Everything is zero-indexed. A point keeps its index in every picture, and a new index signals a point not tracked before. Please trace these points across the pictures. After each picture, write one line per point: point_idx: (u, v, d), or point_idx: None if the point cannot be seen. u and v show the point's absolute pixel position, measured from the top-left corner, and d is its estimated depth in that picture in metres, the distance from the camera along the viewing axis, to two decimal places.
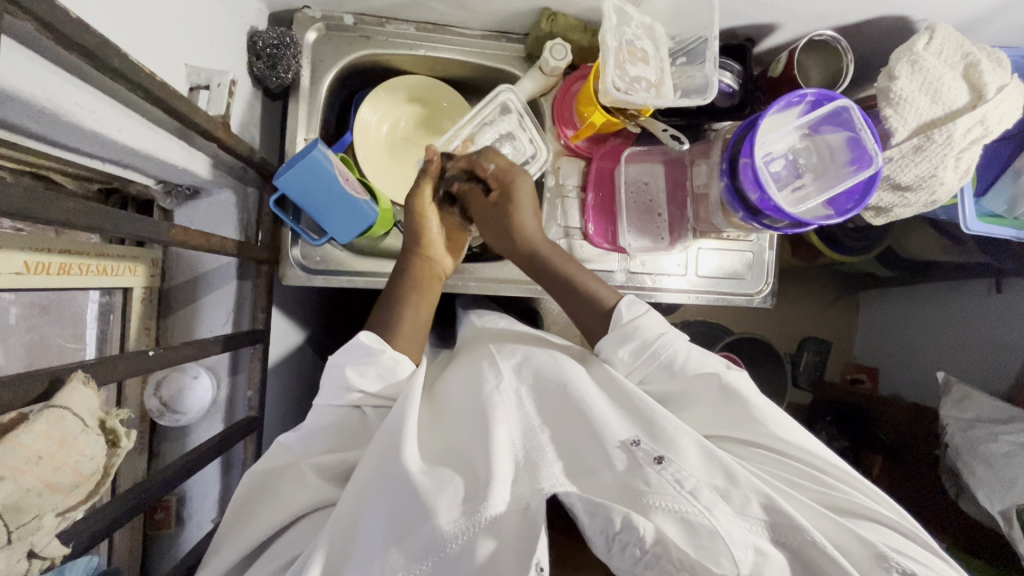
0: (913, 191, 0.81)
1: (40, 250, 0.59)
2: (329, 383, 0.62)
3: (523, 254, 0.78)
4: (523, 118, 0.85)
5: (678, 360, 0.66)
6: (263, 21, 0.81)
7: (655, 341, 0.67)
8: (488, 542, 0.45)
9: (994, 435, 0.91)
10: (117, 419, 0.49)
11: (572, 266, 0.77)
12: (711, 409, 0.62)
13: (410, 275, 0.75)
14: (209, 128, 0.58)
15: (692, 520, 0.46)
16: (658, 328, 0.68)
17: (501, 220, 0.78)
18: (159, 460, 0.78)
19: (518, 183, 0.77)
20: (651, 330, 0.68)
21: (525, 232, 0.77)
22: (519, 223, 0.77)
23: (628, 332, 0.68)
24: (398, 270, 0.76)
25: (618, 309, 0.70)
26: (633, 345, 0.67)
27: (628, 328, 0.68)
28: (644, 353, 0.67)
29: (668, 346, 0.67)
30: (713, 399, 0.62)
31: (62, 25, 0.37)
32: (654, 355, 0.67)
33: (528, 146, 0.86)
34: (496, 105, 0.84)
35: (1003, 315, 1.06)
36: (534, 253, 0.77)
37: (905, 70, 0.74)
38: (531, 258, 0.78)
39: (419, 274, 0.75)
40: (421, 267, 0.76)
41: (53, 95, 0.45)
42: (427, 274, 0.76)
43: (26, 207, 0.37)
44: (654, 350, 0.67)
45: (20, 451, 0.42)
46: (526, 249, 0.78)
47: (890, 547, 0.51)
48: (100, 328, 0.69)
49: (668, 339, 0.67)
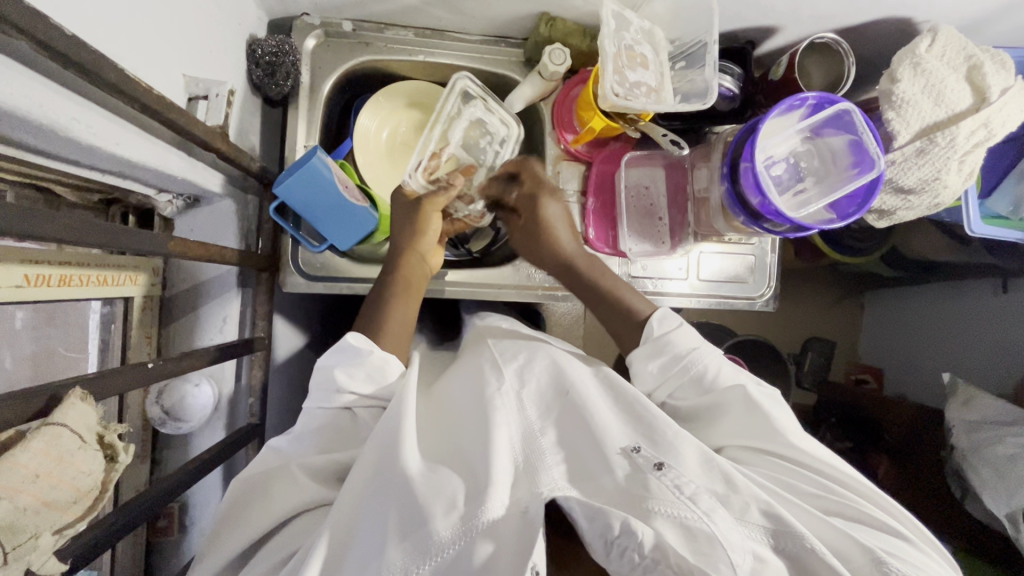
0: (917, 194, 0.81)
1: (40, 262, 0.59)
2: (319, 385, 0.62)
3: (556, 265, 0.81)
4: (487, 101, 0.82)
5: (707, 374, 0.66)
6: (261, 29, 0.81)
7: (687, 355, 0.67)
8: (486, 545, 0.45)
9: (999, 437, 0.90)
10: (116, 433, 0.50)
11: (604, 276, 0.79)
12: (734, 418, 0.62)
13: (401, 272, 0.75)
14: (207, 140, 0.59)
15: (692, 525, 0.46)
16: (691, 343, 0.68)
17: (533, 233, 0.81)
18: (161, 468, 0.78)
19: (544, 204, 0.81)
20: (685, 344, 0.68)
21: (560, 242, 0.80)
22: (553, 234, 0.80)
23: (660, 346, 0.69)
24: (390, 264, 0.76)
25: (650, 322, 0.71)
26: (664, 358, 0.68)
27: (659, 342, 0.69)
28: (675, 365, 0.68)
29: (699, 361, 0.67)
30: (738, 406, 0.62)
31: (57, 43, 0.37)
32: (686, 367, 0.67)
33: (501, 125, 0.84)
34: (456, 95, 0.81)
35: (1011, 316, 1.04)
36: (569, 264, 0.80)
37: (907, 72, 0.74)
38: (562, 268, 0.80)
39: (410, 276, 0.75)
40: (412, 270, 0.75)
41: (50, 111, 0.45)
42: (419, 275, 0.76)
43: (25, 224, 0.38)
44: (685, 363, 0.67)
45: (17, 470, 0.42)
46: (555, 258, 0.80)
47: (891, 554, 0.50)
48: (101, 337, 0.70)
49: (699, 354, 0.67)
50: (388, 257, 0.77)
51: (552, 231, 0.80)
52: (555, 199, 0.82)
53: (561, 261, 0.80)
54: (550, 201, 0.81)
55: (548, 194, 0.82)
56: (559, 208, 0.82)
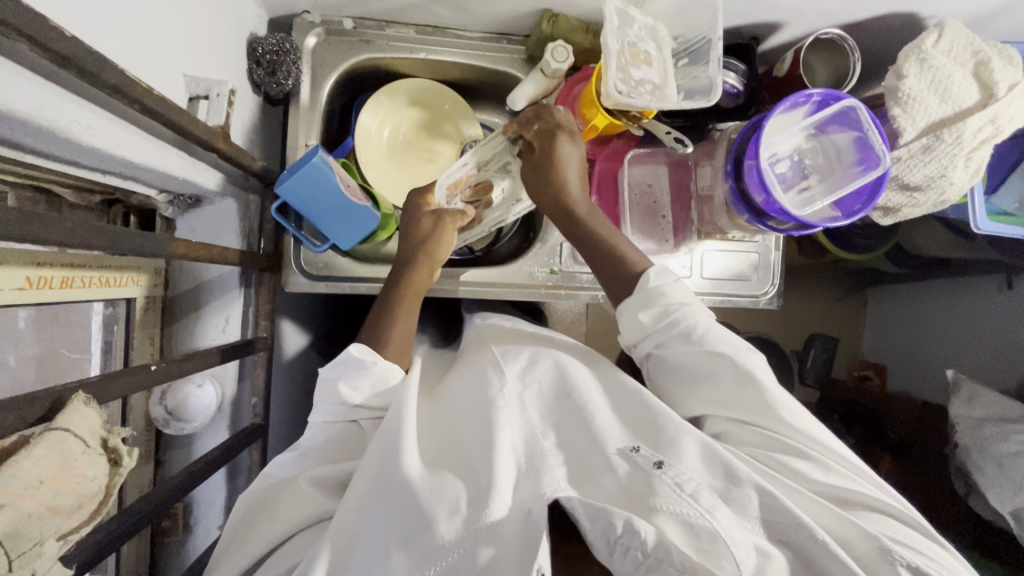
0: (922, 191, 0.80)
1: (42, 264, 0.59)
2: (324, 400, 0.62)
3: (558, 209, 0.73)
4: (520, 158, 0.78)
5: (696, 331, 0.63)
6: (262, 27, 0.81)
7: (674, 310, 0.64)
8: (488, 548, 0.45)
9: (1004, 434, 0.90)
10: (119, 437, 0.50)
11: (604, 227, 0.72)
12: (723, 390, 0.61)
13: (407, 282, 0.74)
14: (208, 139, 0.58)
15: (694, 523, 0.45)
16: (682, 298, 0.65)
17: (541, 175, 0.72)
18: (165, 469, 0.78)
19: (560, 146, 0.71)
20: (675, 298, 0.65)
21: (567, 187, 0.72)
22: (564, 180, 0.71)
23: (652, 296, 0.65)
24: (394, 277, 0.75)
25: (645, 275, 0.67)
26: (655, 310, 0.65)
27: (653, 294, 0.65)
28: (663, 319, 0.64)
29: (688, 317, 0.64)
30: (727, 380, 0.61)
31: (57, 45, 0.37)
32: (672, 324, 0.64)
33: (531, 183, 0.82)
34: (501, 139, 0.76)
35: (1015, 311, 1.04)
36: (572, 212, 0.72)
37: (913, 69, 0.73)
38: (560, 214, 0.73)
39: (415, 283, 0.74)
40: (418, 278, 0.74)
41: (48, 112, 0.45)
42: (423, 283, 0.75)
43: (24, 228, 0.37)
44: (673, 318, 0.64)
45: (20, 476, 0.42)
46: (557, 200, 0.72)
47: (893, 539, 0.50)
48: (104, 339, 0.70)
49: (690, 310, 0.64)
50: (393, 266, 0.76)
51: (565, 172, 0.71)
52: (574, 142, 0.72)
53: (563, 205, 0.72)
54: (568, 145, 0.72)
55: (564, 134, 0.72)
56: (578, 152, 0.72)
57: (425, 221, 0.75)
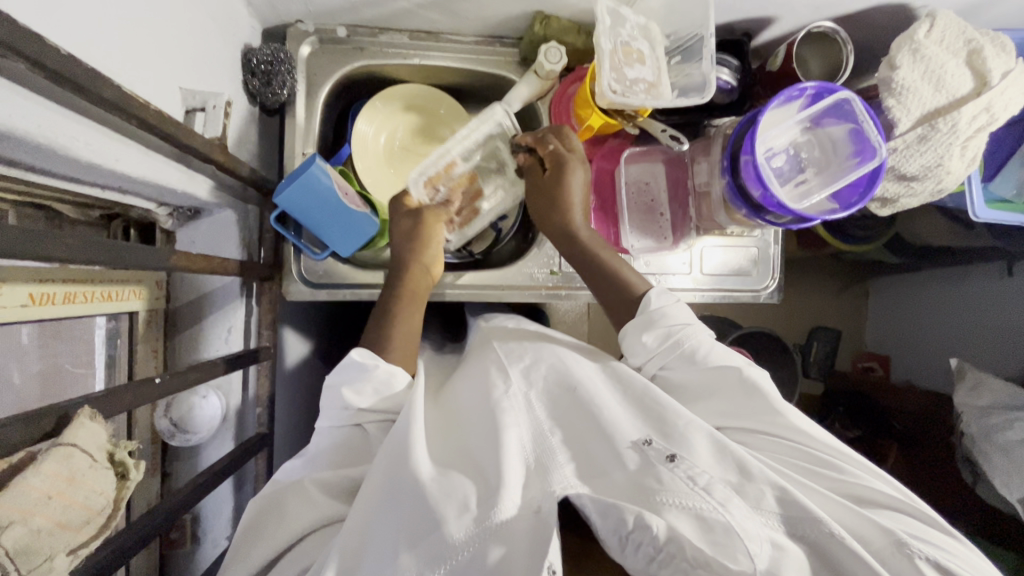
0: (920, 180, 0.80)
1: (46, 281, 0.59)
2: (329, 405, 0.62)
3: (562, 234, 0.77)
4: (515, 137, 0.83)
5: (699, 351, 0.65)
6: (256, 38, 0.81)
7: (678, 330, 0.66)
8: (498, 547, 0.45)
9: (1009, 421, 0.89)
10: (126, 450, 0.51)
11: (607, 250, 0.75)
12: (727, 399, 0.62)
13: (409, 286, 0.74)
14: (206, 151, 0.58)
15: (707, 517, 0.45)
16: (684, 318, 0.67)
17: (551, 195, 0.77)
18: (171, 481, 0.78)
19: (570, 169, 0.76)
20: (677, 319, 0.67)
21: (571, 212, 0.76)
22: (570, 204, 0.76)
23: (654, 318, 0.67)
24: (391, 281, 0.75)
25: (647, 296, 0.69)
26: (658, 331, 0.66)
27: (654, 315, 0.67)
28: (666, 342, 0.66)
29: (690, 338, 0.66)
30: (733, 388, 0.62)
31: (53, 64, 0.37)
32: (674, 345, 0.66)
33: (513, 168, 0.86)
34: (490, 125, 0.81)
35: (1016, 298, 1.04)
36: (574, 236, 0.76)
37: (907, 59, 0.73)
38: (562, 237, 0.77)
39: (415, 287, 0.74)
40: (418, 281, 0.75)
41: (47, 130, 0.45)
42: (425, 287, 0.76)
43: (26, 246, 0.38)
44: (675, 339, 0.66)
45: (29, 492, 0.42)
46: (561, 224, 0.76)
47: (910, 534, 0.50)
48: (108, 352, 0.70)
49: (693, 330, 0.66)
50: (391, 269, 0.76)
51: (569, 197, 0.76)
52: (584, 165, 0.77)
53: (565, 230, 0.76)
54: (578, 167, 0.76)
55: (577, 159, 0.77)
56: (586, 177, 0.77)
57: (407, 221, 0.78)
